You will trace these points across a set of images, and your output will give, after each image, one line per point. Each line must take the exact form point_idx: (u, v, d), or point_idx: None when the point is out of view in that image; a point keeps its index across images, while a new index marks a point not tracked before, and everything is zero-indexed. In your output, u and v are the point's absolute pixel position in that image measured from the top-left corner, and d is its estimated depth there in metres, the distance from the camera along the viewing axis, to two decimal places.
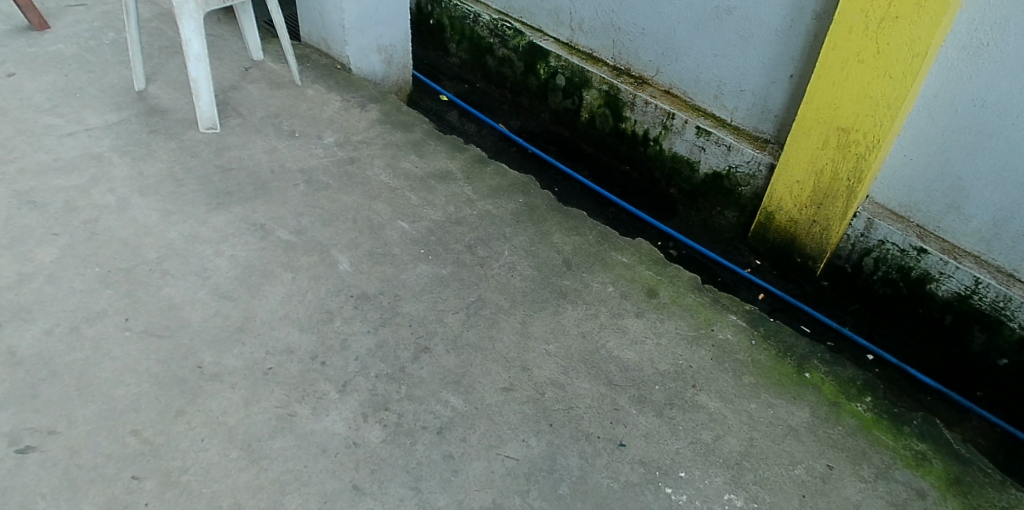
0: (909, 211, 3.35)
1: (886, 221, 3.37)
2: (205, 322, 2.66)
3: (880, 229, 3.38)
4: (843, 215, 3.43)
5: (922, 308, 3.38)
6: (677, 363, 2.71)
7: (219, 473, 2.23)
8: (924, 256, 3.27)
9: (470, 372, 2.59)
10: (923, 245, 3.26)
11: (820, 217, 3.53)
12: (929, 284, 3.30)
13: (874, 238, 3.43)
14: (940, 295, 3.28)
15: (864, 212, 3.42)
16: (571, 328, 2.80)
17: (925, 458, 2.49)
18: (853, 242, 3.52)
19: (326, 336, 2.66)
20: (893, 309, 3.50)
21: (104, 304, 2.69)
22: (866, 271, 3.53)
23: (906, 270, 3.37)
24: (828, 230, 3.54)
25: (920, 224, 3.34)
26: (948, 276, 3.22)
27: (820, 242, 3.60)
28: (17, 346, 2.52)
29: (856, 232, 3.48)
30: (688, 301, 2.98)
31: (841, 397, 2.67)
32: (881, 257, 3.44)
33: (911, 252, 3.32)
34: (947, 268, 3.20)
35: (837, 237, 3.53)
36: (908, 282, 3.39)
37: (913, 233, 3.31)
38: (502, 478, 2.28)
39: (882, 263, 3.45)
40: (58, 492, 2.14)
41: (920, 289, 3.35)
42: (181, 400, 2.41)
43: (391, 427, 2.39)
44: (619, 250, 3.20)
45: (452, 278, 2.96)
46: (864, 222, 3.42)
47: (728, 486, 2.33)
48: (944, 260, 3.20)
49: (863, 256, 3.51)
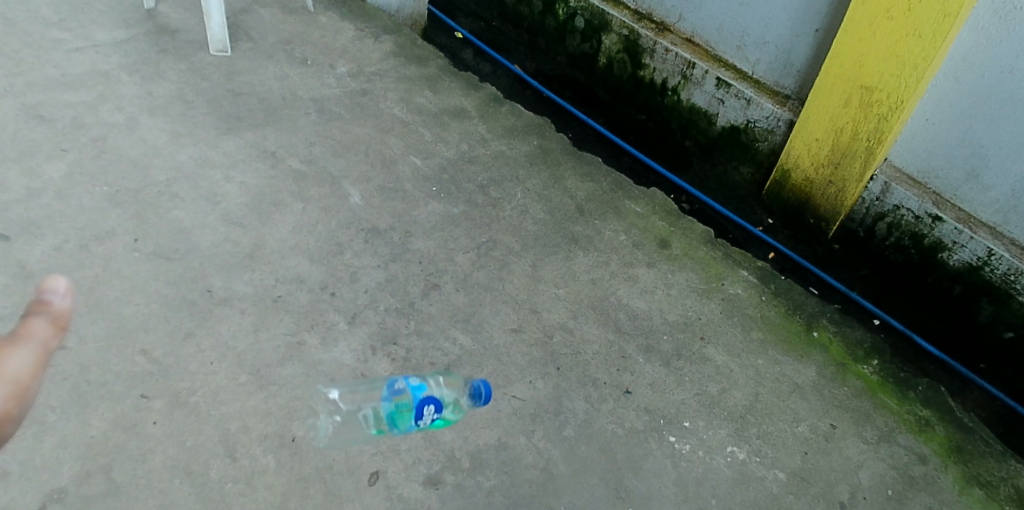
0: (927, 177, 3.28)
1: (902, 186, 3.30)
2: (214, 247, 2.63)
3: (897, 194, 3.31)
4: (860, 178, 3.37)
5: (930, 278, 3.33)
6: (686, 315, 2.70)
7: (227, 396, 2.25)
8: (938, 225, 3.20)
9: (479, 311, 2.58)
10: (939, 213, 3.19)
11: (836, 178, 3.47)
12: (941, 253, 3.24)
13: (889, 203, 3.36)
14: (951, 265, 3.22)
15: (882, 176, 3.34)
16: (582, 274, 2.77)
17: (927, 423, 2.50)
18: (867, 207, 3.45)
19: (336, 268, 2.63)
20: (902, 276, 3.44)
21: (113, 224, 2.66)
22: (878, 236, 3.46)
23: (919, 237, 3.30)
24: (843, 193, 3.48)
25: (937, 192, 3.27)
26: (960, 247, 3.16)
27: (834, 205, 3.54)
28: (27, 260, 2.49)
29: (871, 196, 3.41)
30: (699, 254, 2.95)
31: (848, 358, 2.67)
32: (894, 222, 3.37)
33: (925, 219, 3.25)
34: (961, 238, 3.14)
35: (852, 200, 3.46)
36: (920, 250, 3.32)
37: (928, 200, 3.23)
38: (507, 417, 2.30)
39: (895, 229, 3.38)
40: (67, 406, 2.18)
41: (931, 258, 3.29)
42: (189, 323, 2.41)
43: (399, 361, 2.40)
44: (633, 200, 3.15)
45: (463, 218, 2.92)
46: (880, 185, 3.35)
47: (731, 439, 2.35)
48: (958, 229, 3.14)
49: (876, 221, 3.44)
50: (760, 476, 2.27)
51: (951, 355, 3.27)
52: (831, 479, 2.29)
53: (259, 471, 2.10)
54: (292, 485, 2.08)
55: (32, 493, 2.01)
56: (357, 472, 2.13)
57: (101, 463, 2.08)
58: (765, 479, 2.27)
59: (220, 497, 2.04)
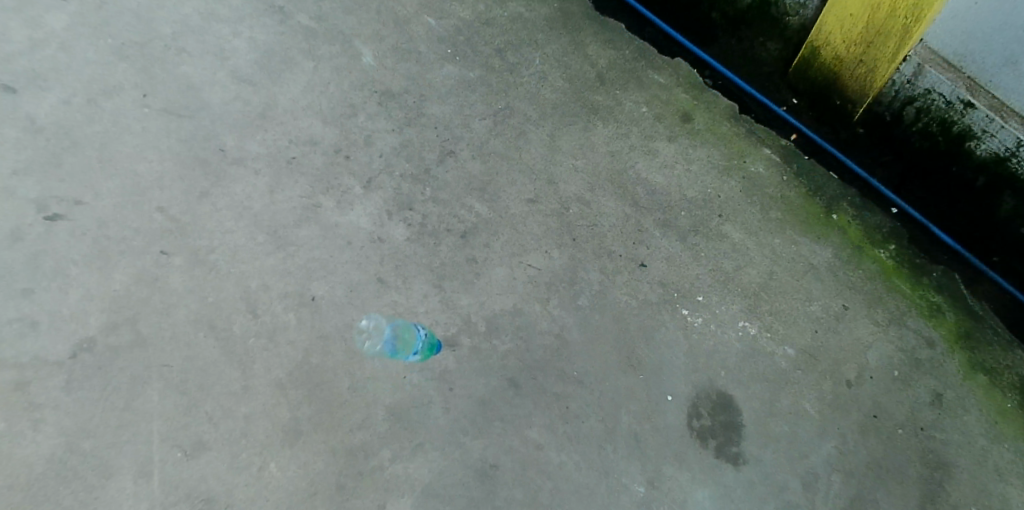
0: (962, 59, 2.47)
1: (936, 68, 2.51)
2: (225, 106, 2.54)
3: (930, 77, 2.53)
4: (891, 58, 2.58)
5: (955, 167, 2.65)
6: (705, 191, 2.64)
7: (246, 255, 2.27)
8: (970, 111, 2.50)
9: (495, 180, 2.53)
10: (972, 100, 2.47)
11: (868, 58, 2.64)
12: (968, 142, 2.56)
13: (920, 86, 2.58)
14: (977, 155, 2.56)
15: (916, 56, 2.53)
16: (601, 147, 2.68)
17: (938, 309, 2.51)
18: (897, 89, 2.65)
19: (350, 131, 2.55)
20: (925, 166, 2.74)
21: (120, 78, 2.55)
22: (905, 121, 2.70)
23: (949, 123, 2.58)
24: (873, 74, 2.67)
25: (971, 76, 2.49)
26: (990, 135, 2.49)
27: (865, 87, 2.72)
28: (37, 114, 2.44)
29: (901, 78, 2.61)
30: (722, 129, 2.79)
31: (865, 242, 2.63)
32: (924, 107, 2.61)
33: (957, 105, 2.52)
34: (992, 127, 2.46)
35: (881, 83, 2.67)
36: (948, 138, 2.61)
37: (962, 85, 2.49)
38: (523, 285, 2.33)
39: (924, 115, 2.63)
40: (89, 260, 2.21)
41: (958, 147, 2.60)
42: (205, 181, 2.38)
43: (416, 227, 2.39)
44: (656, 70, 2.91)
45: (480, 83, 2.77)
46: (913, 67, 2.54)
47: (743, 314, 2.39)
48: (990, 117, 2.45)
49: (904, 105, 2.67)
50: (769, 352, 2.33)
51: (965, 249, 2.73)
52: (838, 357, 2.35)
53: (281, 328, 2.18)
54: (314, 342, 2.17)
55: (63, 341, 2.09)
56: (376, 332, 2.21)
57: (127, 316, 2.14)
58: (774, 354, 2.33)
59: (244, 351, 2.14)
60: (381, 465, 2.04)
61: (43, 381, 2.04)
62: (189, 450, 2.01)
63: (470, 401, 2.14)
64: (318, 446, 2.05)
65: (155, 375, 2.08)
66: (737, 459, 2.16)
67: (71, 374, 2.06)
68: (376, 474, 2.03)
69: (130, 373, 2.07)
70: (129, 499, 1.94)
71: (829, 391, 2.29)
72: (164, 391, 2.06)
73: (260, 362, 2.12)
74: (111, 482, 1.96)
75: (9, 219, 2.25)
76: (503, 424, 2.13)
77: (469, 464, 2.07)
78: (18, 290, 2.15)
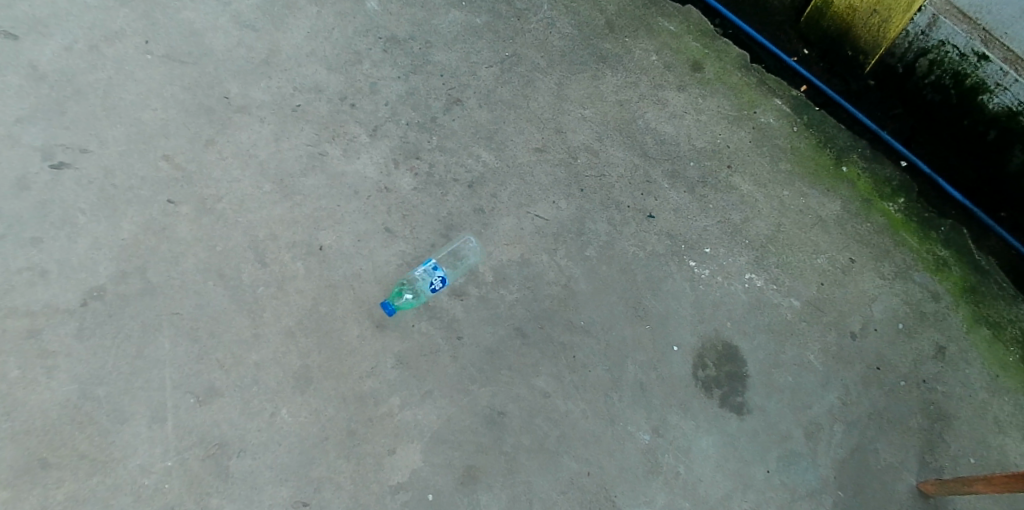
0: (980, 10, 2.44)
1: (951, 19, 2.46)
2: (228, 52, 2.48)
3: (946, 28, 2.48)
4: (908, 6, 2.49)
5: (966, 121, 2.61)
6: (714, 142, 2.58)
7: (253, 205, 2.26)
8: (984, 64, 2.46)
9: (503, 129, 2.49)
10: (987, 52, 2.44)
11: (883, 9, 2.57)
12: (980, 96, 2.53)
13: (933, 39, 2.53)
14: (989, 109, 2.53)
15: (931, 6, 2.47)
16: (609, 96, 2.61)
17: (945, 264, 2.49)
18: (910, 41, 2.59)
19: (355, 78, 2.50)
20: (937, 120, 2.69)
21: (121, 24, 2.49)
22: (918, 74, 2.65)
23: (961, 77, 2.54)
24: (888, 24, 2.59)
25: (986, 29, 2.45)
26: (1004, 89, 2.46)
27: (878, 39, 2.65)
28: (39, 60, 2.40)
29: (916, 29, 2.55)
30: (733, 79, 2.70)
31: (875, 196, 2.58)
32: (937, 60, 2.57)
33: (970, 57, 2.49)
34: (1006, 81, 2.44)
35: (895, 33, 2.59)
36: (960, 92, 2.57)
37: (977, 37, 2.44)
38: (531, 236, 2.32)
39: (937, 67, 2.58)
40: (96, 209, 2.21)
41: (970, 100, 2.57)
42: (209, 129, 2.35)
43: (423, 176, 2.37)
44: (667, 17, 2.80)
45: (487, 30, 2.66)
46: (928, 18, 2.49)
47: (750, 267, 2.39)
48: (1004, 70, 2.42)
49: (917, 58, 2.61)
50: (775, 304, 2.34)
51: (974, 204, 2.70)
52: (844, 310, 2.36)
53: (290, 277, 2.19)
54: (322, 291, 2.18)
55: (74, 289, 2.11)
56: (384, 281, 2.22)
57: (136, 265, 2.15)
58: (779, 306, 2.34)
59: (254, 299, 2.15)
60: (390, 412, 2.08)
61: (56, 327, 2.07)
62: (201, 396, 2.04)
63: (478, 350, 2.17)
64: (328, 393, 2.08)
65: (166, 322, 2.10)
66: (740, 408, 2.20)
67: (83, 322, 2.08)
68: (386, 421, 2.07)
69: (141, 321, 2.09)
70: (144, 444, 1.99)
71: (834, 343, 2.31)
72: (176, 338, 2.09)
73: (270, 311, 2.14)
74: (126, 428, 2.00)
75: (14, 167, 2.23)
76: (511, 373, 2.15)
77: (477, 411, 2.11)
78: (27, 239, 2.15)
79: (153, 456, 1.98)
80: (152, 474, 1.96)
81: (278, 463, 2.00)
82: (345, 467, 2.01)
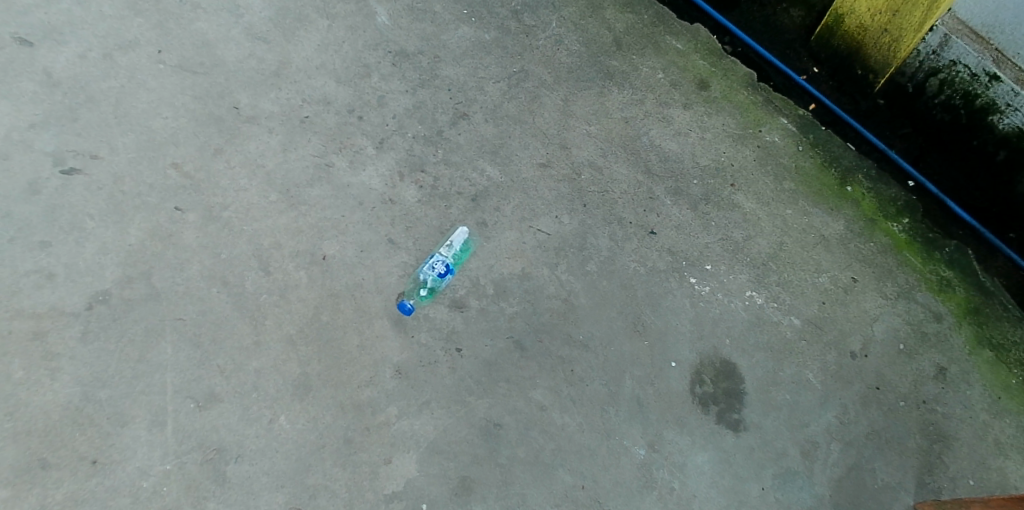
0: (992, 30, 2.45)
1: (963, 39, 2.45)
2: (240, 64, 2.53)
3: (957, 48, 2.47)
4: (919, 28, 2.48)
5: (975, 141, 2.61)
6: (718, 160, 2.58)
7: (258, 214, 2.30)
8: (996, 85, 2.45)
9: (508, 143, 2.52)
10: (998, 73, 2.43)
11: (894, 28, 2.56)
12: (991, 117, 2.52)
13: (944, 59, 2.52)
14: (1000, 130, 2.52)
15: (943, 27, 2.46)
16: (615, 112, 2.63)
17: (949, 284, 2.46)
18: (921, 61, 2.58)
19: (364, 91, 2.54)
20: (947, 139, 2.68)
21: (135, 34, 2.54)
22: (928, 94, 2.64)
23: (972, 97, 2.53)
24: (898, 44, 2.59)
25: (1000, 48, 2.45)
26: (1015, 110, 2.44)
27: (888, 57, 2.64)
28: (52, 67, 2.45)
29: (927, 49, 2.54)
30: (740, 98, 2.71)
31: (879, 215, 2.55)
32: (948, 80, 2.55)
33: (981, 77, 2.48)
34: (1017, 102, 2.42)
35: (906, 53, 2.58)
36: (970, 112, 2.56)
37: (989, 57, 2.44)
38: (532, 250, 2.34)
39: (947, 87, 2.57)
40: (105, 215, 2.25)
41: (980, 121, 2.56)
42: (218, 139, 2.40)
43: (428, 189, 2.40)
44: (674, 35, 2.81)
45: (495, 45, 2.70)
46: (939, 38, 2.48)
47: (751, 284, 2.39)
48: (1015, 92, 2.41)
49: (928, 78, 2.60)
50: (774, 322, 2.34)
51: (981, 224, 2.69)
52: (844, 329, 2.35)
53: (292, 285, 2.22)
54: (323, 300, 2.21)
55: (79, 293, 2.15)
56: (385, 291, 2.24)
57: (142, 270, 2.19)
58: (779, 324, 2.34)
59: (256, 306, 2.18)
60: (386, 421, 2.09)
61: (61, 330, 2.10)
62: (201, 401, 2.06)
63: (476, 362, 2.18)
64: (327, 401, 2.10)
65: (168, 328, 2.13)
66: (737, 425, 2.19)
67: (88, 326, 2.11)
68: (382, 430, 2.08)
69: (144, 326, 2.13)
70: (144, 447, 2.01)
71: (834, 363, 2.30)
72: (178, 344, 2.11)
73: (272, 319, 2.17)
74: (126, 430, 2.02)
75: (26, 171, 2.28)
76: (508, 385, 2.17)
77: (474, 422, 2.12)
78: (35, 243, 2.20)
79: (152, 459, 2.00)
80: (150, 477, 1.99)
81: (275, 470, 2.02)
82: (341, 475, 2.03)
